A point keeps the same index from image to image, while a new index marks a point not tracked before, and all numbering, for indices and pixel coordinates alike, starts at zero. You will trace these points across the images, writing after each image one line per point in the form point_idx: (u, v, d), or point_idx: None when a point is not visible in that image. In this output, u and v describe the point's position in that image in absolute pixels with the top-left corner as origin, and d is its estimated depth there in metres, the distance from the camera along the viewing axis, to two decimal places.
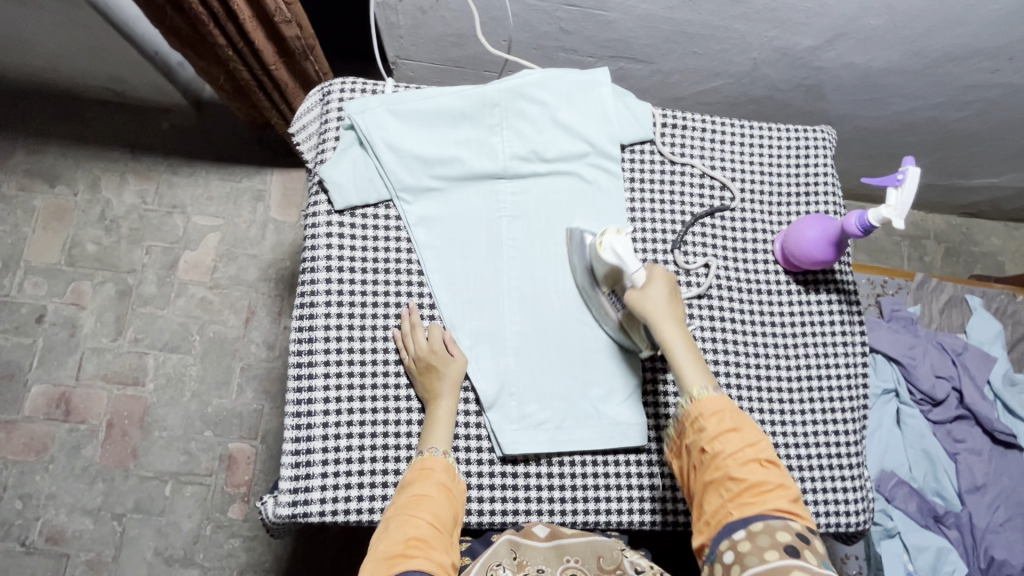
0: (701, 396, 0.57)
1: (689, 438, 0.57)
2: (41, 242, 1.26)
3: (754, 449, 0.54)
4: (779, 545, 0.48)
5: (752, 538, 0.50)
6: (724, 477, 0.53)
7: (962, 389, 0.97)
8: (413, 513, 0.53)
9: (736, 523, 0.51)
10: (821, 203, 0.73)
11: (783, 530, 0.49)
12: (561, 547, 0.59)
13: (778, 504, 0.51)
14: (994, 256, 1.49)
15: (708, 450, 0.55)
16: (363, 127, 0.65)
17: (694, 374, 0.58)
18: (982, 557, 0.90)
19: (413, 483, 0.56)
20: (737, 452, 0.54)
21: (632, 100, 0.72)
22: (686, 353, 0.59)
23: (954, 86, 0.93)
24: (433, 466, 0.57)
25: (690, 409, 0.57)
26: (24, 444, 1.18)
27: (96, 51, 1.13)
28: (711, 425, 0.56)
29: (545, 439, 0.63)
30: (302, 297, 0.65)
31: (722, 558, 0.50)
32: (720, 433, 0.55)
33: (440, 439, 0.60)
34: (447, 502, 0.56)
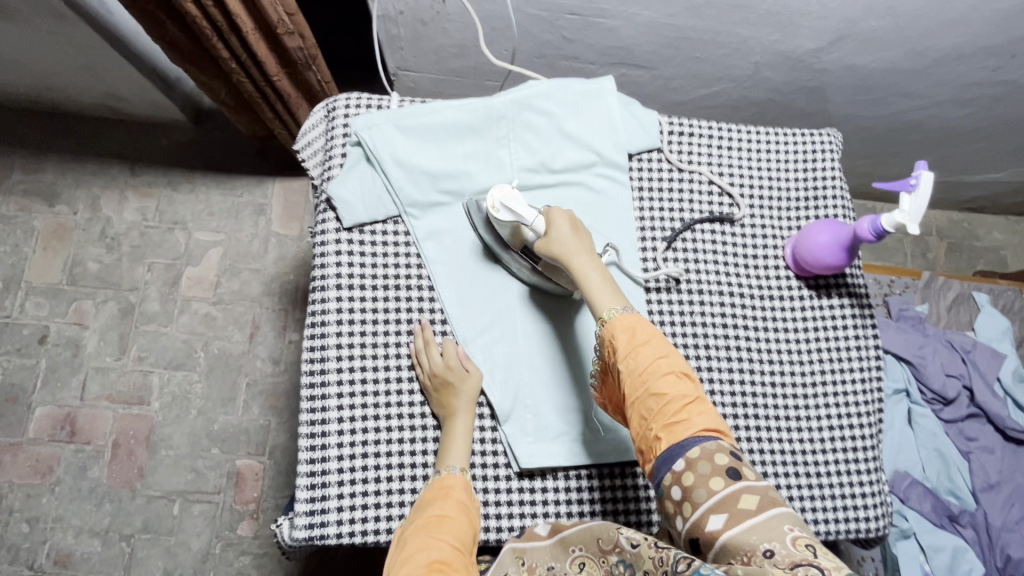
0: (611, 318, 0.55)
1: (607, 362, 0.55)
2: (42, 262, 1.26)
3: (668, 361, 0.53)
4: (720, 470, 0.47)
5: (693, 467, 0.48)
6: (645, 396, 0.51)
7: (973, 387, 0.97)
8: (435, 535, 0.52)
9: (669, 448, 0.50)
10: (830, 206, 0.73)
11: (719, 451, 0.48)
12: (562, 537, 0.57)
13: (700, 420, 0.50)
14: (996, 250, 1.49)
15: (626, 373, 0.53)
16: (370, 143, 0.65)
17: (603, 297, 0.57)
18: (998, 556, 0.89)
19: (432, 502, 0.55)
20: (652, 370, 0.52)
21: (638, 108, 0.72)
22: (593, 278, 0.57)
23: (956, 84, 0.94)
24: (453, 484, 0.56)
25: (603, 334, 0.55)
26: (29, 466, 1.17)
27: (96, 70, 1.13)
28: (624, 345, 0.53)
29: (562, 452, 0.63)
30: (313, 316, 0.64)
31: (669, 495, 0.49)
32: (635, 351, 0.53)
33: (457, 457, 0.59)
34: (467, 521, 0.55)
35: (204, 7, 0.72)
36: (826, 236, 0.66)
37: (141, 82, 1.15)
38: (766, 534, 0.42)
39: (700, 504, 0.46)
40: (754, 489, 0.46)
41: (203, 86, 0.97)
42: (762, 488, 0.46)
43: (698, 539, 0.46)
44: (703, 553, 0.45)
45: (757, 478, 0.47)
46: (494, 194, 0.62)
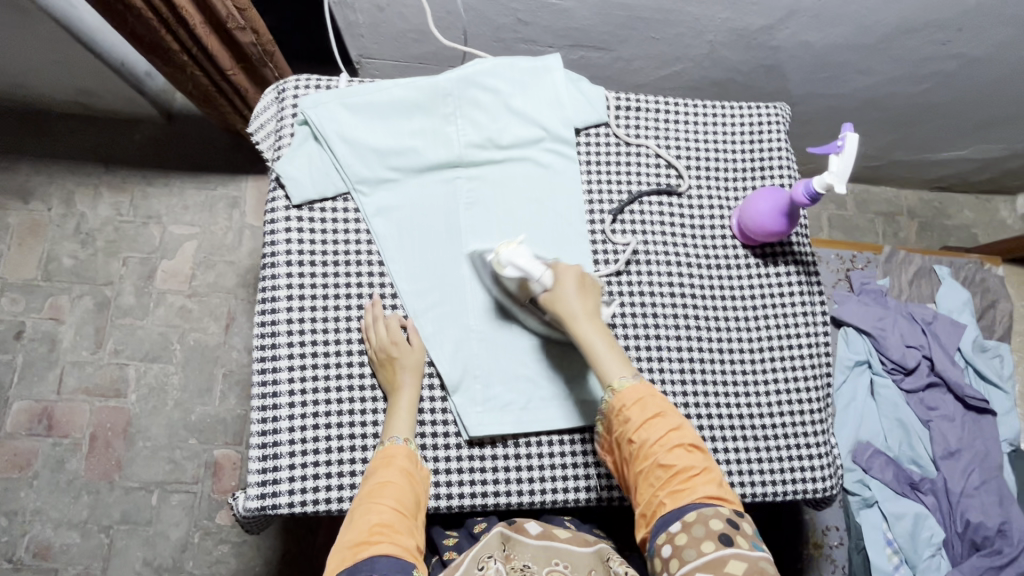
0: (622, 389, 0.57)
1: (615, 427, 0.58)
2: (18, 259, 1.26)
3: (680, 435, 0.56)
4: (713, 534, 0.50)
5: (688, 529, 0.51)
6: (654, 465, 0.54)
7: (933, 357, 0.98)
8: (376, 501, 0.54)
9: (669, 514, 0.53)
10: (777, 177, 0.74)
11: (715, 517, 0.51)
12: (552, 550, 0.59)
13: (706, 490, 0.53)
14: (968, 228, 1.51)
15: (635, 440, 0.56)
16: (317, 122, 0.66)
17: (613, 367, 0.58)
18: (958, 521, 0.91)
19: (376, 470, 0.57)
20: (662, 439, 0.55)
21: (585, 85, 0.73)
22: (599, 345, 0.59)
23: (909, 59, 0.95)
24: (396, 452, 0.58)
25: (614, 402, 0.57)
26: (8, 460, 1.18)
27: (64, 65, 1.13)
28: (636, 416, 0.56)
29: (511, 420, 0.64)
30: (264, 293, 0.65)
31: (660, 552, 0.51)
32: (647, 422, 0.56)
33: (402, 428, 0.61)
34: (410, 486, 0.57)
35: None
36: (766, 204, 0.67)
37: (109, 77, 1.16)
38: None
39: (687, 563, 0.49)
40: (742, 555, 0.49)
41: (170, 77, 0.93)
42: (751, 555, 0.49)
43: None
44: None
45: (751, 549, 0.50)
46: (501, 250, 0.62)
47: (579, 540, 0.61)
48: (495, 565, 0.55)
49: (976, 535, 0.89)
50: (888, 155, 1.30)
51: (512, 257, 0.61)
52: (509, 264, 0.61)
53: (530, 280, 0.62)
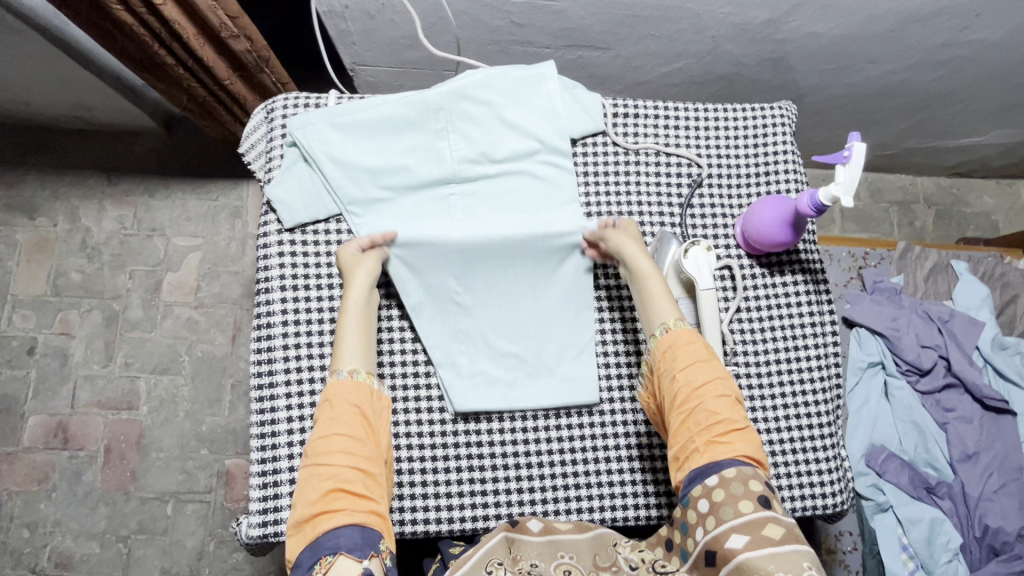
0: (677, 329, 0.57)
1: (660, 366, 0.57)
2: (27, 275, 1.28)
3: (729, 388, 0.54)
4: (752, 494, 0.49)
5: (726, 485, 0.50)
6: (699, 413, 0.53)
7: (950, 357, 0.95)
8: (324, 464, 0.52)
9: (704, 465, 0.52)
10: (783, 182, 0.72)
11: (755, 479, 0.50)
12: (556, 544, 0.58)
13: (745, 449, 0.52)
14: (988, 215, 1.45)
15: (683, 385, 0.54)
16: (305, 143, 0.65)
17: (667, 309, 0.58)
18: (976, 525, 0.89)
19: (319, 426, 0.54)
20: (708, 387, 0.54)
21: (581, 93, 0.71)
22: (655, 287, 0.60)
23: (923, 47, 0.90)
24: (340, 394, 0.55)
25: (664, 340, 0.57)
26: (26, 474, 1.21)
27: (61, 82, 1.13)
28: (684, 359, 0.55)
29: (504, 417, 0.65)
30: (259, 319, 0.65)
31: (696, 505, 0.51)
32: (694, 366, 0.55)
33: (348, 361, 0.58)
34: (360, 432, 0.54)
35: (139, 14, 0.70)
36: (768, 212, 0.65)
37: (108, 92, 1.16)
38: (783, 563, 0.45)
39: (725, 521, 0.48)
40: (779, 520, 0.47)
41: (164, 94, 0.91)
42: (787, 521, 0.48)
43: (716, 554, 0.48)
44: (715, 568, 0.48)
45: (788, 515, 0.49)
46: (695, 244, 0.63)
47: (580, 527, 0.60)
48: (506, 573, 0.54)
49: (995, 541, 0.87)
50: (904, 144, 1.25)
51: (698, 256, 0.63)
52: (692, 261, 0.63)
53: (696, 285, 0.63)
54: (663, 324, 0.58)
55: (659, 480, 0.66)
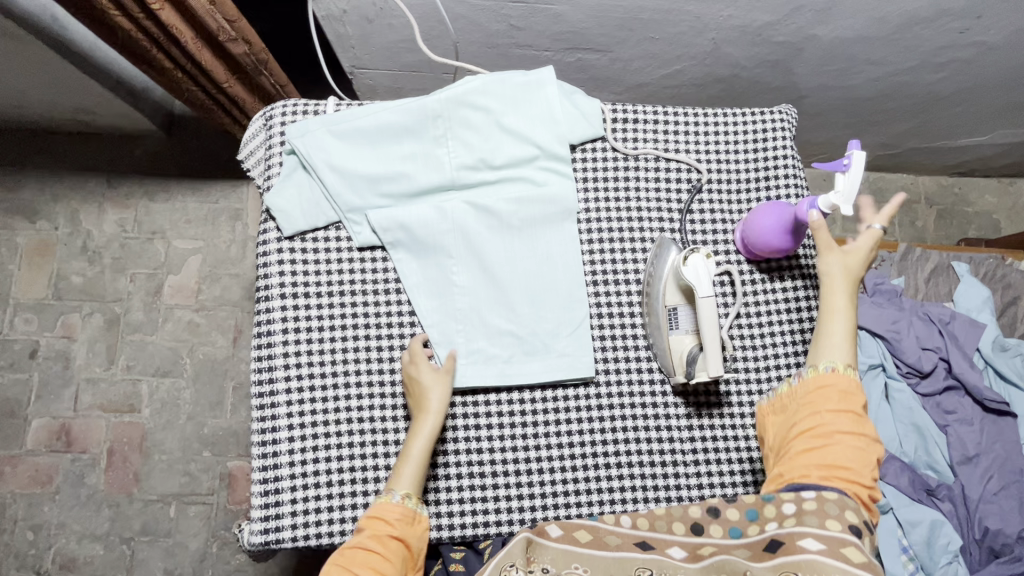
0: (844, 371, 0.55)
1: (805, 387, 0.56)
2: (28, 278, 1.28)
3: (867, 447, 0.53)
4: (845, 520, 0.48)
5: (821, 502, 0.50)
6: (828, 450, 0.53)
7: (950, 359, 0.96)
8: (354, 569, 0.52)
9: (807, 483, 0.52)
10: (783, 187, 0.72)
11: (855, 513, 0.49)
12: (574, 556, 0.54)
13: (859, 490, 0.51)
14: (989, 214, 1.45)
15: (822, 419, 0.54)
16: (304, 151, 0.65)
17: (841, 351, 0.57)
18: (976, 527, 0.89)
19: (363, 531, 0.54)
20: (844, 424, 0.53)
21: (580, 97, 0.70)
22: (839, 321, 0.58)
23: (925, 48, 0.90)
24: (387, 515, 0.55)
25: (821, 374, 0.56)
26: (30, 477, 1.21)
27: (60, 86, 1.13)
28: (833, 397, 0.54)
29: (494, 372, 0.65)
30: (259, 326, 0.65)
31: (780, 505, 0.52)
32: (844, 400, 0.54)
33: (405, 482, 0.57)
34: (398, 557, 0.54)
35: (137, 19, 0.70)
36: (772, 218, 0.65)
37: (107, 96, 1.16)
38: None
39: (804, 526, 0.49)
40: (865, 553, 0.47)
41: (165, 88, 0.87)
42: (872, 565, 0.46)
43: (781, 544, 0.49)
44: (772, 553, 0.49)
45: (875, 556, 0.48)
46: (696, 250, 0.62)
47: (599, 542, 0.55)
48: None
49: (995, 542, 0.87)
50: (904, 144, 1.25)
51: (698, 264, 0.62)
52: (691, 268, 0.61)
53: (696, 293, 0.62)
54: (832, 361, 0.56)
55: (662, 486, 0.65)
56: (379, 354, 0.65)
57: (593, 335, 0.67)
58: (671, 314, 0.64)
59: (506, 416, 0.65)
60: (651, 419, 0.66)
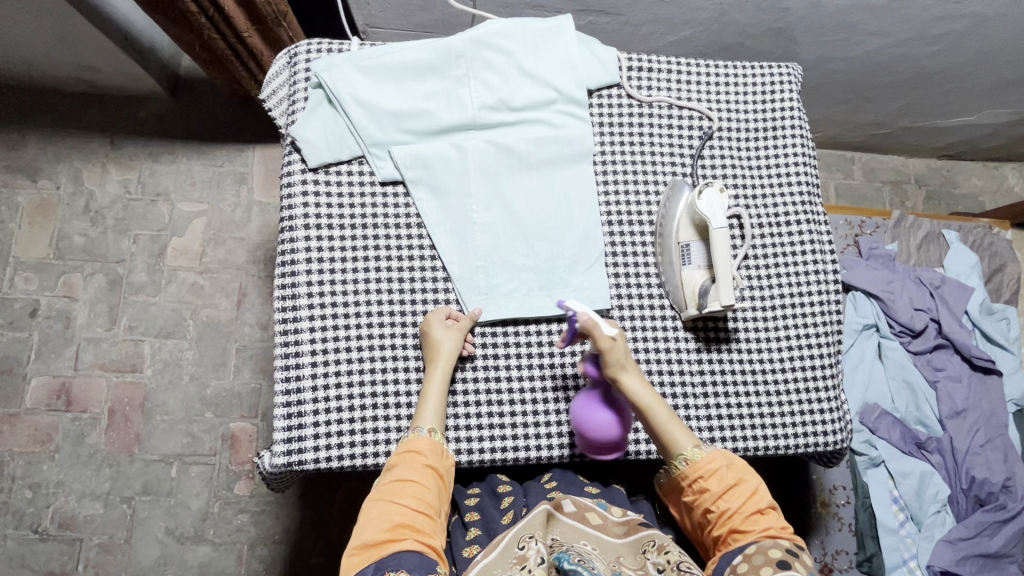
0: (696, 458, 0.59)
1: (684, 485, 0.59)
2: (29, 237, 1.27)
3: (755, 495, 0.57)
4: (772, 561, 0.51)
5: (749, 559, 0.52)
6: (731, 528, 0.56)
7: (940, 320, 0.99)
8: (396, 499, 0.54)
9: (733, 553, 0.54)
10: (789, 138, 0.75)
11: (774, 547, 0.53)
12: (582, 532, 0.58)
13: (767, 528, 0.55)
14: (975, 196, 1.50)
15: (713, 499, 0.57)
16: (330, 85, 0.67)
17: (681, 438, 0.60)
18: (963, 478, 0.93)
19: (398, 465, 0.56)
20: (731, 492, 0.57)
21: (597, 46, 0.72)
22: (667, 423, 0.61)
23: (922, 18, 0.93)
24: (419, 448, 0.58)
25: (687, 471, 0.59)
26: (29, 435, 1.20)
27: (68, 40, 1.13)
28: (714, 480, 0.57)
29: (514, 305, 0.67)
30: (282, 257, 0.66)
31: None
32: (716, 475, 0.58)
33: (428, 419, 0.60)
34: (434, 484, 0.56)
35: None
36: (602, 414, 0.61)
37: (115, 52, 1.16)
38: None
39: None
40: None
41: (177, 40, 0.89)
42: None
43: None
44: None
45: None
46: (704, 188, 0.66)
47: (613, 531, 0.60)
48: (537, 546, 0.54)
49: (981, 491, 0.91)
50: (898, 122, 1.29)
51: (712, 199, 0.65)
52: (706, 203, 0.65)
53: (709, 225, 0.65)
54: (682, 456, 0.59)
55: None
56: (400, 284, 0.66)
57: (608, 272, 0.69)
58: (682, 248, 0.68)
59: (524, 347, 0.67)
60: (663, 353, 0.68)
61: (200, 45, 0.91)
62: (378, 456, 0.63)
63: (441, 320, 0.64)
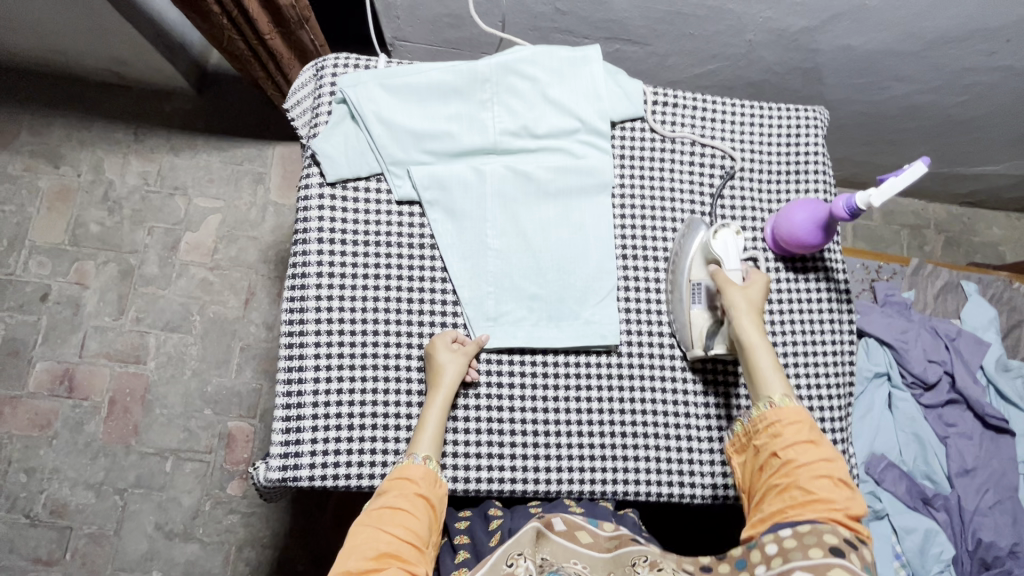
0: (782, 405, 0.57)
1: (763, 439, 0.58)
2: (46, 222, 1.28)
3: (829, 467, 0.54)
4: (824, 544, 0.50)
5: (799, 536, 0.51)
6: (793, 484, 0.54)
7: (954, 373, 0.98)
8: (384, 527, 0.53)
9: (783, 523, 0.53)
10: (812, 184, 0.74)
11: (830, 531, 0.51)
12: (571, 551, 0.57)
13: (832, 514, 0.52)
14: (995, 245, 1.47)
15: (779, 455, 0.56)
16: (354, 101, 0.67)
17: (774, 382, 0.59)
18: (969, 539, 0.90)
19: (389, 492, 0.56)
20: (811, 464, 0.55)
21: (624, 78, 0.72)
22: (763, 359, 0.60)
23: (953, 69, 0.92)
24: (411, 475, 0.57)
25: (768, 414, 0.57)
26: (28, 419, 1.21)
27: (101, 32, 1.15)
28: (788, 434, 0.56)
29: (521, 334, 0.66)
30: (294, 267, 0.66)
31: (763, 548, 0.52)
32: (796, 443, 0.56)
33: (425, 445, 0.59)
34: (424, 514, 0.55)
35: None
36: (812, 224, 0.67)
37: (144, 46, 1.17)
38: None
39: (793, 562, 0.50)
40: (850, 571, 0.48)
41: (210, 38, 0.90)
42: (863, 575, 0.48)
43: None
44: None
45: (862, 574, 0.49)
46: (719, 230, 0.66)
47: (601, 546, 0.58)
48: (526, 564, 0.54)
49: (987, 554, 0.88)
50: None
51: (726, 239, 0.66)
52: (721, 242, 0.65)
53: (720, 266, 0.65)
54: (768, 398, 0.58)
55: (675, 459, 0.66)
56: (409, 303, 0.66)
57: (619, 306, 0.69)
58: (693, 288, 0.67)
59: (528, 376, 0.66)
60: (670, 392, 0.67)
61: (227, 43, 0.92)
62: (374, 478, 0.63)
63: (447, 344, 0.63)
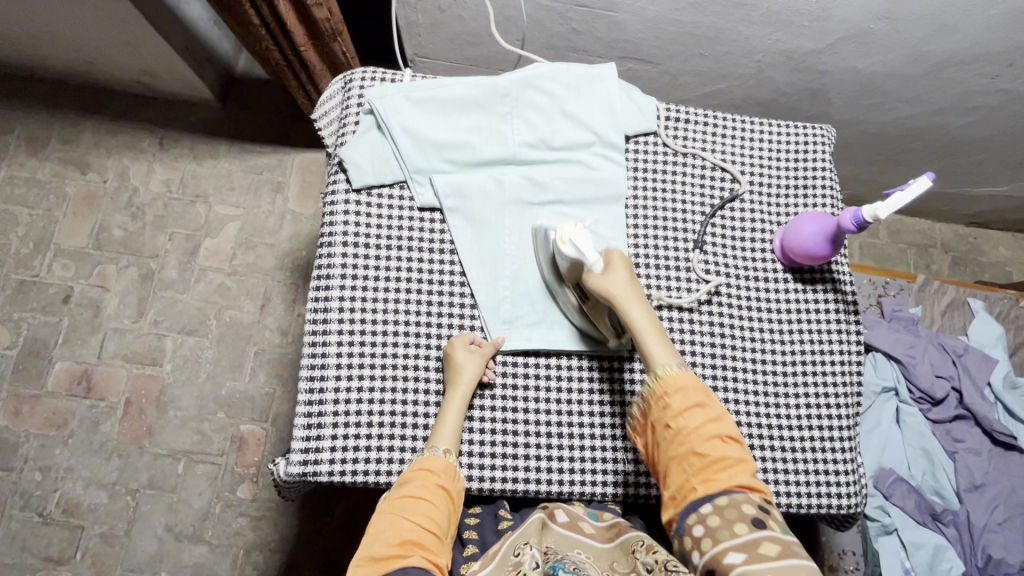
0: (666, 375, 0.60)
1: (654, 416, 0.60)
2: (71, 226, 1.32)
3: (716, 428, 0.57)
4: (746, 518, 0.51)
5: (719, 511, 0.53)
6: (690, 453, 0.56)
7: (962, 389, 0.98)
8: (407, 515, 0.55)
9: (699, 501, 0.54)
10: (819, 198, 0.76)
11: (746, 501, 0.53)
12: (575, 541, 0.60)
13: (737, 479, 0.55)
14: (1002, 265, 1.48)
15: (672, 429, 0.58)
16: (381, 112, 0.70)
17: (660, 354, 0.61)
18: (979, 555, 0.90)
19: (410, 482, 0.57)
20: (700, 428, 0.57)
21: (638, 94, 0.75)
22: (648, 336, 0.62)
23: (956, 91, 0.95)
24: (432, 467, 0.58)
25: (657, 386, 0.60)
26: (46, 418, 1.23)
27: (134, 46, 1.20)
28: (677, 405, 0.58)
29: (536, 338, 0.68)
30: (319, 268, 0.69)
31: (692, 533, 0.53)
32: (686, 410, 0.58)
33: (444, 439, 0.61)
34: (444, 505, 0.57)
35: None
36: (817, 234, 0.69)
37: (174, 58, 1.22)
38: None
39: (721, 543, 0.51)
40: (777, 539, 0.49)
41: (239, 36, 0.92)
42: (785, 537, 0.50)
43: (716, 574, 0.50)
44: None
45: (784, 533, 0.51)
46: (563, 230, 0.64)
47: (602, 536, 0.61)
48: (532, 552, 0.55)
49: (997, 571, 0.88)
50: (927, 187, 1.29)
51: (572, 237, 0.63)
52: (569, 244, 0.63)
53: (584, 264, 0.64)
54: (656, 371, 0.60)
55: None
56: (429, 305, 0.68)
57: None
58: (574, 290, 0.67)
59: (542, 378, 0.68)
60: None
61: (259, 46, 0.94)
62: (391, 475, 0.64)
63: (464, 345, 0.66)
